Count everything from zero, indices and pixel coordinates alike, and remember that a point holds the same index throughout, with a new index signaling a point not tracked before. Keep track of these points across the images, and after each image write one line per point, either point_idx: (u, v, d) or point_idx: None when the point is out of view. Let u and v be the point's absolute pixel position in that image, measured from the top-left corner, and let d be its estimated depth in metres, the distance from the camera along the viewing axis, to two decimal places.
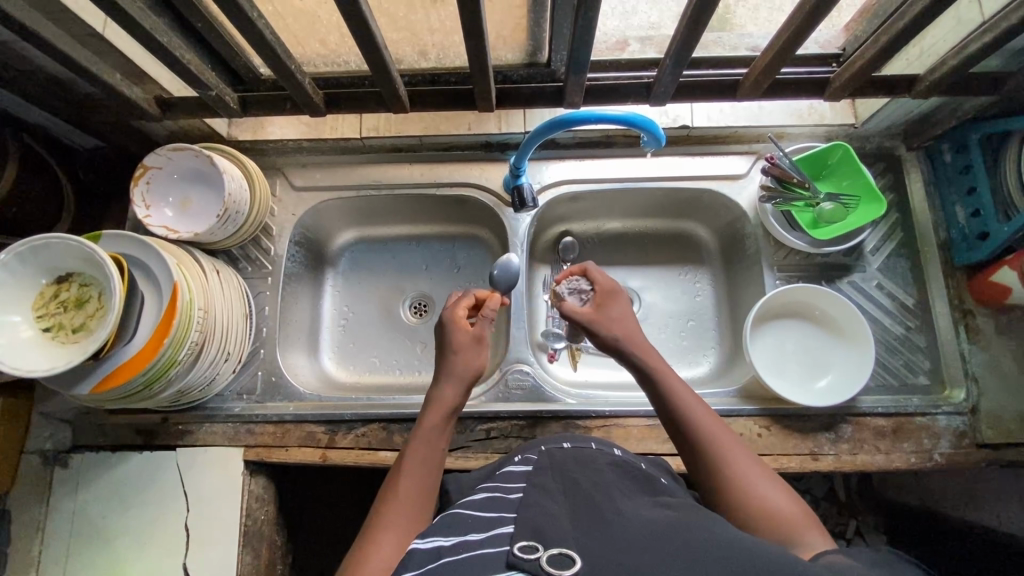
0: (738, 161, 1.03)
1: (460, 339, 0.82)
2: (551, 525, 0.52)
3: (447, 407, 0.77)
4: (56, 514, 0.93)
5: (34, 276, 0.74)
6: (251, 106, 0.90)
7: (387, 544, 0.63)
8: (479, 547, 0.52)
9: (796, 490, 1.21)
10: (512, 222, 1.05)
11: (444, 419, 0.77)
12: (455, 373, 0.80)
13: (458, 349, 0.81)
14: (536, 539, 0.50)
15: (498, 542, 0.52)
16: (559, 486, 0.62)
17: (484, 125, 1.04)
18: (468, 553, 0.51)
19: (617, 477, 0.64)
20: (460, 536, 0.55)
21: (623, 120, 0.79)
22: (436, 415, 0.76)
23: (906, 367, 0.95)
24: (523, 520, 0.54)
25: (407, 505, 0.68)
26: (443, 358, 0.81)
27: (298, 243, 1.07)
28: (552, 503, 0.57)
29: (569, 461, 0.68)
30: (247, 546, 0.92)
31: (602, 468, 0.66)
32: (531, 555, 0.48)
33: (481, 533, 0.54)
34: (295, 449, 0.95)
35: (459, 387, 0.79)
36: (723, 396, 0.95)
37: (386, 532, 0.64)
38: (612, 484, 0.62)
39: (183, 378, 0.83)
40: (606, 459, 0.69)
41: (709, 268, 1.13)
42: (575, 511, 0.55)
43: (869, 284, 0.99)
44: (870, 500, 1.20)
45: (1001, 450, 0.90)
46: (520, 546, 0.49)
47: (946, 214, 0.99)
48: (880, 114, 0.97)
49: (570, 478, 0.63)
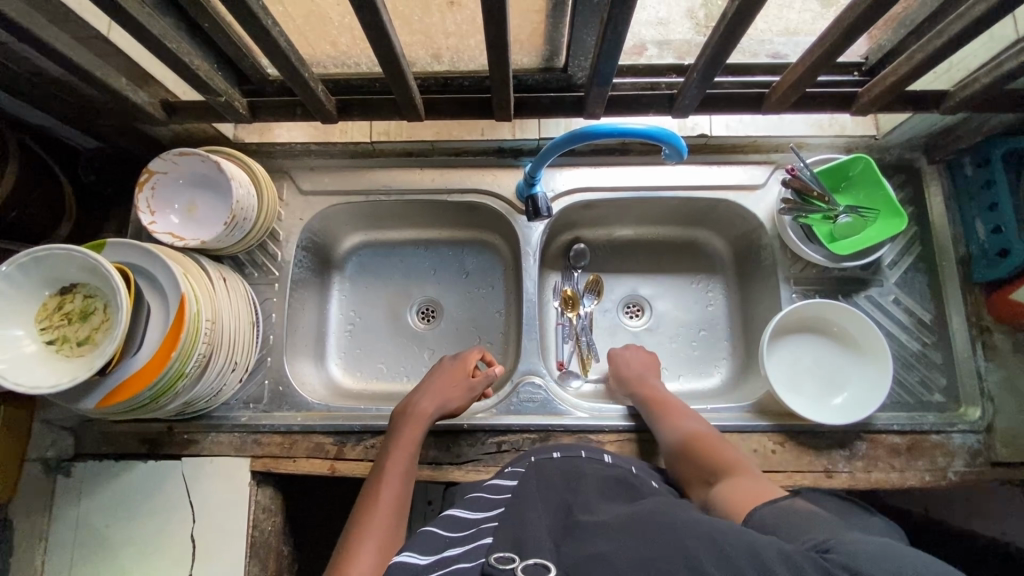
0: (756, 171, 1.01)
1: (454, 370, 0.92)
2: (532, 536, 0.53)
3: (425, 422, 0.86)
4: (58, 524, 0.92)
5: (36, 289, 0.72)
6: (259, 111, 0.86)
7: (366, 554, 0.71)
8: (456, 562, 0.52)
9: None
10: (525, 231, 1.03)
11: (422, 431, 0.86)
12: (440, 397, 0.89)
13: (447, 384, 0.91)
14: (514, 551, 0.51)
15: (475, 556, 0.53)
16: (541, 496, 0.62)
17: (497, 130, 1.01)
18: (443, 570, 0.52)
19: (596, 483, 0.65)
20: (437, 552, 0.55)
21: (646, 134, 0.76)
22: (412, 432, 0.85)
23: (923, 384, 0.94)
24: (502, 533, 0.55)
25: (385, 514, 0.75)
26: (433, 379, 0.91)
27: (306, 248, 1.05)
28: (533, 514, 0.58)
29: (556, 473, 0.69)
30: (254, 558, 0.90)
31: (587, 477, 0.66)
32: (506, 564, 0.49)
33: (459, 548, 0.55)
34: (303, 460, 0.93)
35: (439, 410, 0.88)
36: (737, 411, 0.94)
37: (365, 543, 0.72)
38: (589, 491, 0.63)
39: (190, 390, 0.82)
40: (589, 466, 0.70)
41: (723, 278, 1.12)
42: (556, 523, 0.57)
43: (886, 299, 0.98)
44: None
45: (1015, 469, 0.90)
46: (496, 556, 0.51)
47: (965, 229, 0.97)
48: (904, 126, 0.94)
49: (556, 493, 0.63)
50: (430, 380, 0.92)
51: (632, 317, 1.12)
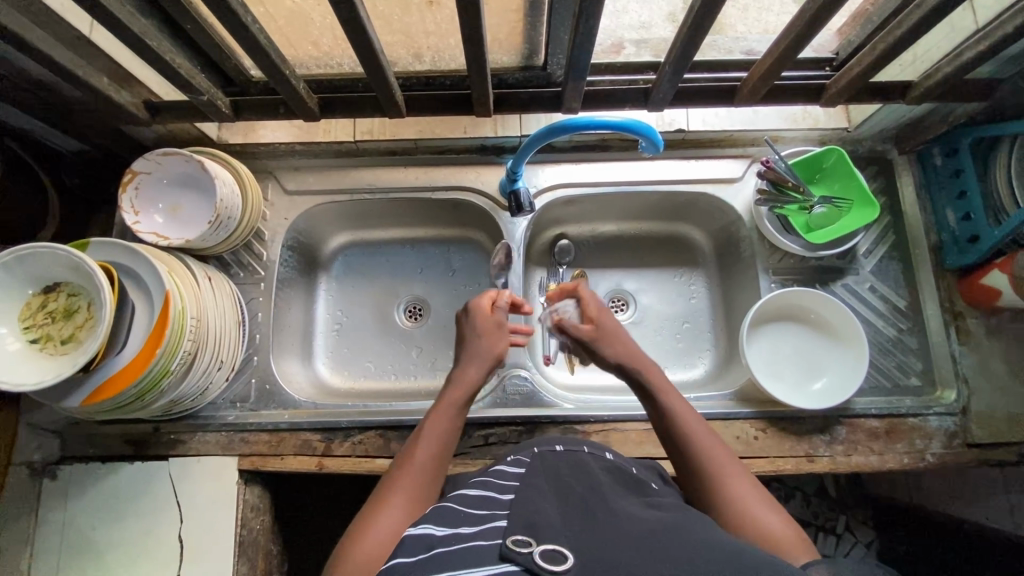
0: (733, 165, 1.04)
1: (483, 325, 0.84)
2: (547, 522, 0.52)
3: (470, 384, 0.78)
4: (43, 527, 0.91)
5: (20, 287, 0.72)
6: (243, 110, 0.87)
7: (393, 516, 0.63)
8: (473, 539, 0.52)
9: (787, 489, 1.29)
10: (509, 226, 1.04)
11: (465, 395, 0.77)
12: (483, 357, 0.81)
13: (485, 333, 0.83)
14: (531, 534, 0.50)
15: (491, 536, 0.52)
16: (549, 485, 0.61)
17: (479, 129, 1.03)
18: (459, 546, 0.51)
19: (606, 479, 0.64)
20: (452, 527, 0.55)
21: (623, 126, 0.77)
22: (456, 394, 0.77)
23: (899, 368, 0.97)
24: (517, 514, 0.54)
25: (417, 477, 0.68)
26: (473, 333, 0.83)
27: (292, 248, 1.06)
28: (546, 503, 0.56)
29: (562, 464, 0.67)
30: (242, 557, 0.90)
31: (594, 470, 0.65)
32: (524, 547, 0.48)
33: (473, 527, 0.54)
34: (291, 458, 0.93)
35: (482, 367, 0.80)
36: (719, 399, 0.96)
37: (394, 505, 0.64)
38: (604, 485, 0.62)
39: (176, 388, 0.82)
40: (599, 464, 0.69)
41: (705, 270, 1.14)
42: (571, 513, 0.55)
43: (862, 286, 1.00)
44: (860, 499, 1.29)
45: (991, 449, 0.92)
46: (513, 539, 0.50)
47: (936, 218, 1.00)
48: (874, 118, 0.97)
49: (564, 482, 0.62)
50: (466, 343, 0.83)
51: (617, 311, 1.13)
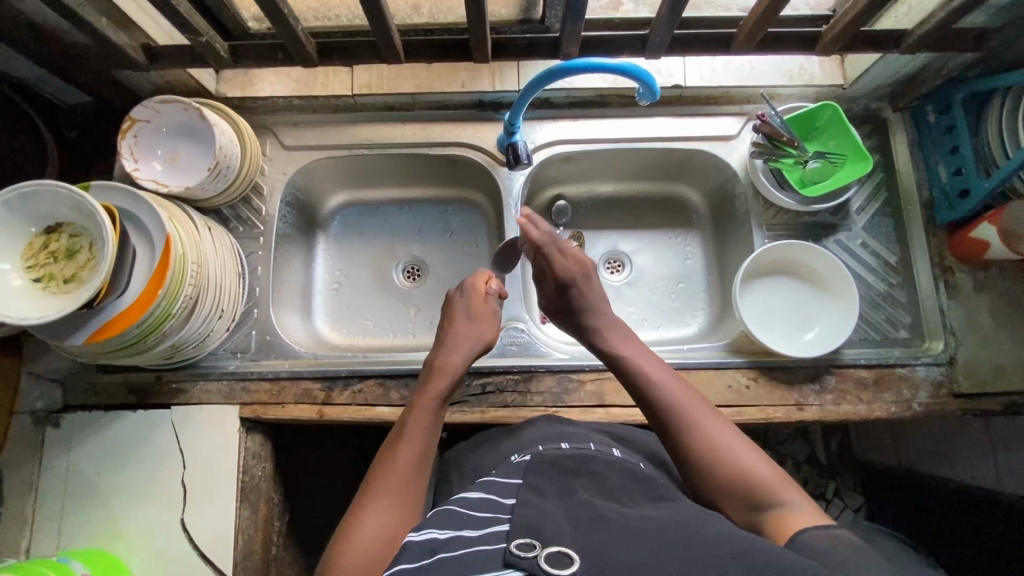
0: (730, 122, 1.05)
1: (475, 308, 0.89)
2: (550, 524, 0.52)
3: (453, 371, 0.81)
4: (47, 473, 0.93)
5: (23, 226, 0.73)
6: (242, 57, 0.86)
7: (382, 511, 0.64)
8: (476, 544, 0.52)
9: (780, 455, 1.34)
10: (506, 182, 1.05)
11: (449, 383, 0.80)
12: (466, 343, 0.85)
13: (473, 319, 0.88)
14: (534, 535, 0.50)
15: (494, 540, 0.52)
16: (555, 489, 0.61)
17: (477, 83, 1.02)
18: (464, 551, 0.51)
19: (612, 477, 0.65)
20: (455, 529, 0.55)
21: (620, 69, 0.78)
22: (439, 382, 0.79)
23: (888, 321, 0.99)
24: (520, 518, 0.54)
25: (404, 470, 0.68)
26: (457, 322, 0.87)
27: (291, 204, 1.07)
28: (548, 505, 0.57)
29: (567, 459, 0.68)
30: (244, 502, 0.92)
31: (600, 468, 0.66)
32: (529, 551, 0.48)
33: (476, 530, 0.54)
34: (291, 406, 0.95)
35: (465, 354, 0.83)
36: (712, 350, 0.98)
37: (381, 499, 0.65)
38: (609, 488, 0.63)
39: (178, 333, 0.83)
40: (603, 458, 0.70)
41: (700, 231, 1.16)
42: (575, 513, 0.55)
43: (854, 242, 1.01)
44: (850, 463, 1.34)
45: (977, 399, 0.94)
46: (517, 543, 0.49)
47: (929, 174, 1.01)
48: (869, 74, 0.98)
49: (567, 483, 0.63)
50: (451, 330, 0.86)
51: (613, 272, 1.15)
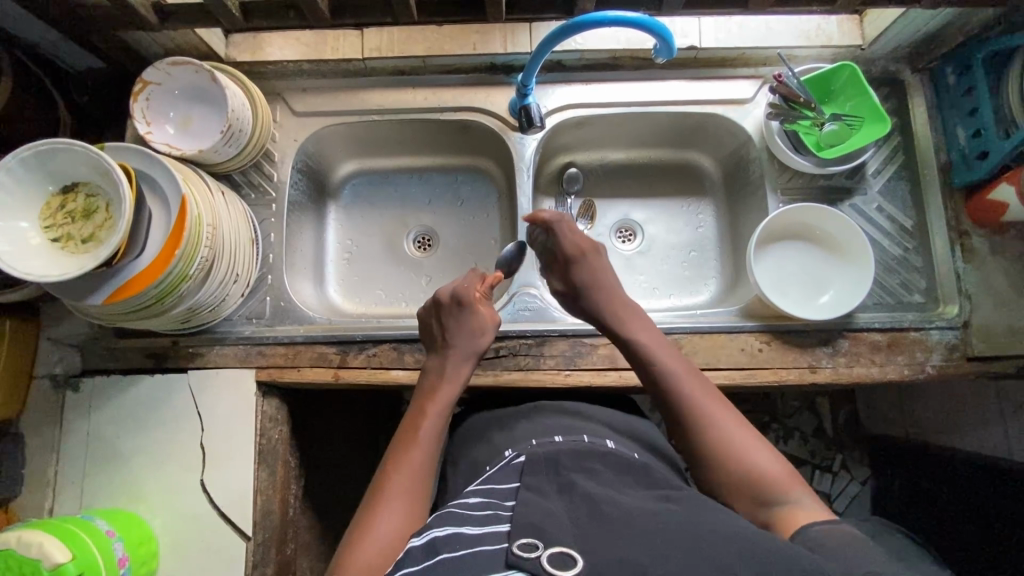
0: (745, 85, 1.03)
1: (467, 321, 0.83)
2: (553, 523, 0.50)
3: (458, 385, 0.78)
4: (68, 435, 0.94)
5: (39, 185, 0.73)
6: (253, 15, 0.87)
7: (394, 513, 0.63)
8: (477, 543, 0.50)
9: (788, 428, 1.35)
10: (519, 147, 1.04)
11: (455, 393, 0.78)
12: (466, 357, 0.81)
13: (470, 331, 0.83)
14: (537, 536, 0.48)
15: (498, 539, 0.50)
16: (554, 486, 0.59)
17: (489, 45, 1.00)
18: (468, 549, 0.49)
19: (611, 472, 0.63)
20: (455, 526, 0.53)
21: (636, 22, 0.77)
22: (446, 392, 0.77)
23: (903, 286, 0.98)
24: (522, 515, 0.52)
25: (415, 475, 0.68)
26: (454, 334, 0.82)
27: (302, 171, 1.06)
28: (550, 502, 0.55)
29: (565, 453, 0.66)
30: (262, 463, 0.94)
31: (598, 462, 0.64)
32: (532, 552, 0.46)
33: (477, 528, 0.52)
34: (307, 369, 0.95)
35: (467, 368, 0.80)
36: (725, 315, 0.98)
37: (393, 502, 0.64)
38: (609, 481, 0.61)
39: (194, 295, 0.83)
40: (600, 450, 0.67)
41: (712, 199, 1.15)
42: (578, 510, 0.53)
43: (869, 207, 1.01)
44: (858, 437, 1.34)
45: (991, 362, 0.94)
46: (520, 543, 0.47)
47: (947, 137, 1.00)
48: (889, 32, 0.95)
49: (566, 476, 0.60)
50: (450, 342, 0.82)
51: (625, 241, 1.14)
